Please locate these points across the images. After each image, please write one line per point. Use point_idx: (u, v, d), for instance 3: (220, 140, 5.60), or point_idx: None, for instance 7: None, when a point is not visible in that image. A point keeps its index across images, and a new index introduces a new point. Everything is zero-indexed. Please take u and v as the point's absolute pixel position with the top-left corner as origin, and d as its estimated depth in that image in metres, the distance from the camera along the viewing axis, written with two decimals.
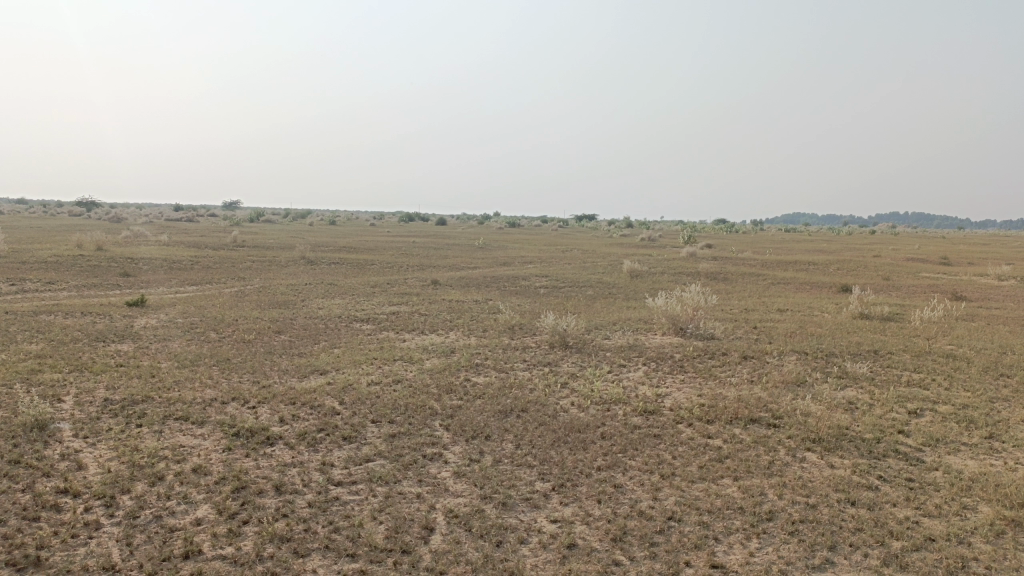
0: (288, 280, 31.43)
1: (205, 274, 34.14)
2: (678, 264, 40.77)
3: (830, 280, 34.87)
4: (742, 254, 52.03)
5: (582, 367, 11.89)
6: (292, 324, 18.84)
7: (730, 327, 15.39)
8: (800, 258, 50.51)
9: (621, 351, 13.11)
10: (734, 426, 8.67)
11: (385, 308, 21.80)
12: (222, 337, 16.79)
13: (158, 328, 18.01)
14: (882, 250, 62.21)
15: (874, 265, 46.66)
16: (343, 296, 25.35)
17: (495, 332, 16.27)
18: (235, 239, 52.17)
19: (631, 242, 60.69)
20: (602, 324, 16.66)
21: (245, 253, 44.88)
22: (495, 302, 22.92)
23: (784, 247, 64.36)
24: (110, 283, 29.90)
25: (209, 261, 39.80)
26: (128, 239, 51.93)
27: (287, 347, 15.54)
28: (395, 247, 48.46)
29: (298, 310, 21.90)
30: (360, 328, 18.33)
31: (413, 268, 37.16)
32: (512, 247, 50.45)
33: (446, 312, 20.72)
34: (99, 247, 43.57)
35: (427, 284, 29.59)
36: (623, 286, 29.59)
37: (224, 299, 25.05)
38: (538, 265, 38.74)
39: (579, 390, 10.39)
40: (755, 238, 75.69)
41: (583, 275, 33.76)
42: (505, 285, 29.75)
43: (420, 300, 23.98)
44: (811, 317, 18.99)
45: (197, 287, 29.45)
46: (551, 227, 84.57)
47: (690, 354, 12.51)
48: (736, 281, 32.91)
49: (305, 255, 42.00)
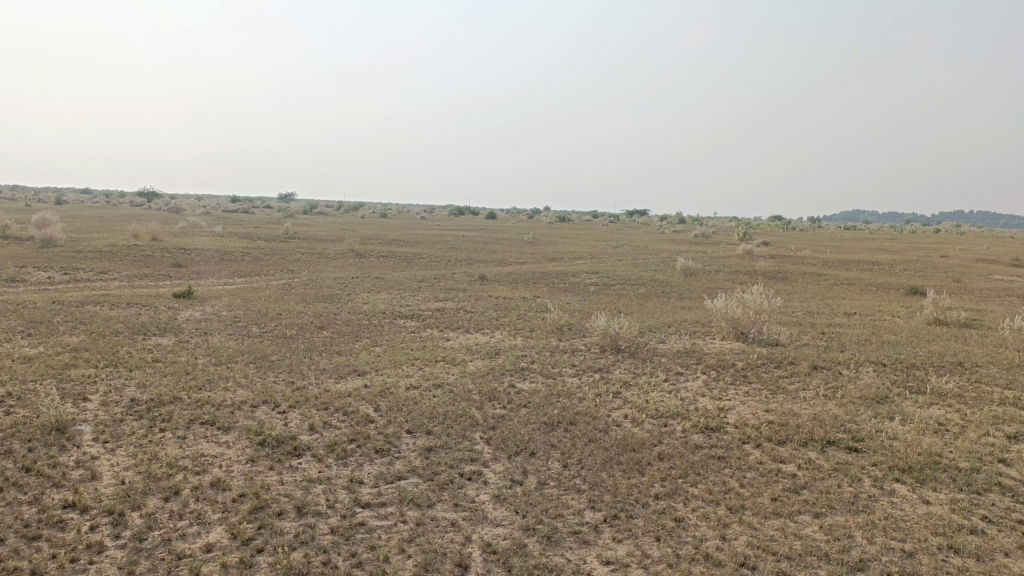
0: (336, 273, 31.17)
1: (254, 265, 34.17)
2: (734, 262, 39.35)
3: (897, 282, 33.16)
4: (801, 252, 50.27)
5: (636, 374, 11.05)
6: (335, 319, 18.38)
7: (796, 333, 14.35)
8: (863, 258, 48.44)
9: (677, 357, 12.22)
10: (808, 449, 7.75)
11: (430, 304, 21.23)
12: (263, 332, 16.39)
13: (200, 321, 17.73)
14: (950, 250, 59.43)
15: (943, 266, 44.44)
16: (389, 291, 24.89)
17: (544, 333, 15.52)
18: (286, 230, 52.48)
19: (685, 239, 59.19)
20: (657, 326, 15.76)
21: (295, 244, 44.97)
22: (544, 300, 22.15)
23: (845, 245, 62.06)
24: (160, 273, 30.05)
25: (259, 252, 39.94)
26: (183, 229, 52.64)
27: (328, 344, 15.05)
28: (444, 241, 48.02)
29: (343, 304, 21.48)
30: (404, 325, 17.75)
31: (461, 263, 36.60)
32: (562, 242, 49.61)
33: (493, 309, 20.04)
34: (154, 237, 44.15)
35: (475, 279, 28.97)
36: (678, 285, 28.52)
37: (271, 292, 24.82)
38: (589, 261, 37.82)
39: (633, 401, 9.57)
40: (814, 236, 73.31)
41: (635, 272, 32.73)
42: (555, 282, 28.94)
43: (468, 296, 23.36)
44: (882, 322, 17.76)
45: (245, 278, 29.36)
46: (603, 222, 83.35)
47: (754, 363, 11.56)
48: (796, 281, 31.52)
49: (354, 248, 41.88)
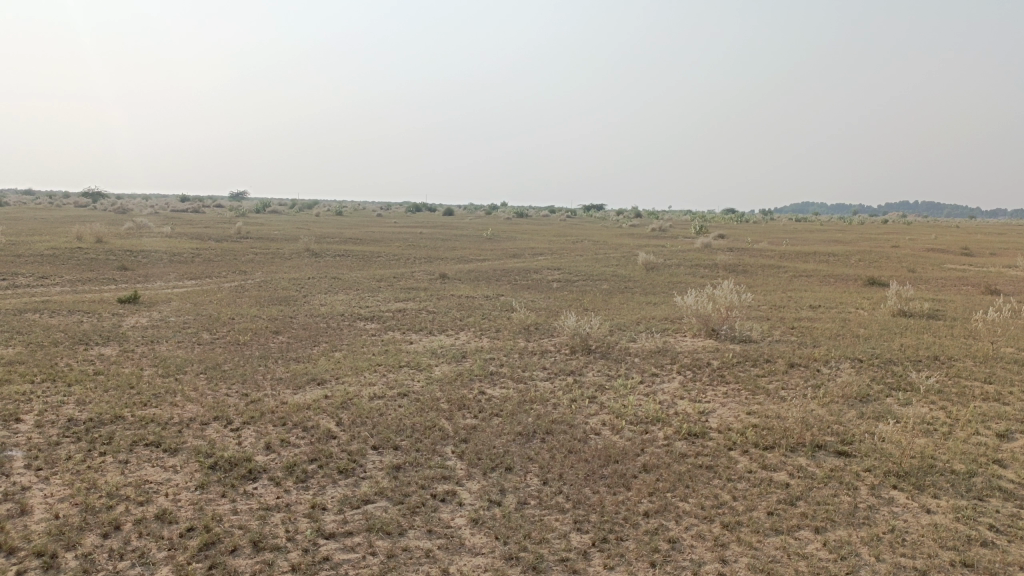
0: (291, 274, 30.22)
1: (205, 267, 33.00)
2: (693, 256, 39.36)
3: (855, 273, 33.42)
4: (758, 244, 50.63)
5: (610, 377, 10.61)
6: (291, 323, 17.62)
7: (767, 329, 14.09)
8: (819, 249, 49.00)
9: (650, 357, 11.83)
10: (798, 455, 7.39)
11: (391, 305, 20.56)
12: (214, 339, 15.57)
13: (147, 328, 16.81)
14: (901, 240, 60.56)
15: (896, 256, 45.13)
16: (347, 292, 24.14)
17: (510, 333, 15.00)
18: (238, 230, 51.08)
19: (643, 233, 59.27)
20: (625, 324, 15.38)
21: (248, 245, 43.73)
22: (507, 298, 21.64)
23: (800, 237, 62.81)
24: (104, 277, 28.77)
25: (210, 253, 38.66)
26: (129, 230, 50.92)
27: (284, 350, 14.32)
28: (402, 239, 47.18)
29: (299, 307, 20.68)
30: (364, 327, 17.08)
31: (420, 261, 35.91)
32: (521, 238, 49.17)
33: (456, 309, 19.47)
34: (99, 240, 42.49)
35: (435, 278, 28.35)
36: (641, 280, 28.28)
37: (223, 295, 23.86)
38: (549, 257, 37.41)
39: (610, 407, 9.11)
40: (769, 228, 74.23)
41: (597, 267, 32.40)
42: (517, 279, 28.45)
43: (429, 295, 22.73)
44: (849, 315, 17.64)
45: (196, 281, 28.27)
46: (561, 217, 83.19)
47: (730, 361, 11.22)
48: (756, 274, 31.54)
49: (309, 247, 40.82)
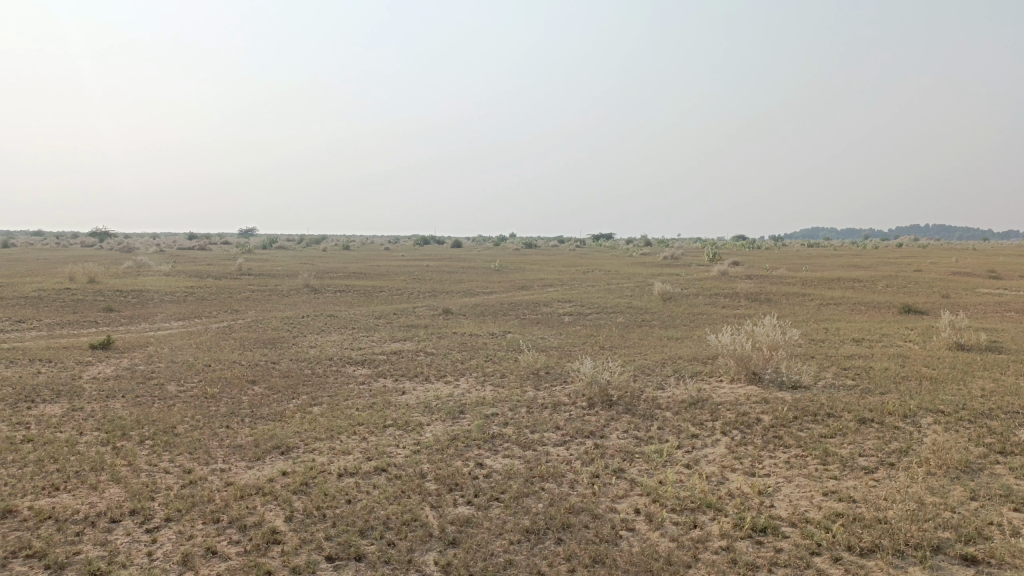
0: (285, 312, 28.38)
1: (197, 306, 31.25)
2: (712, 285, 37.37)
3: (887, 300, 31.35)
4: (777, 271, 48.71)
5: (639, 441, 8.57)
6: (272, 371, 15.68)
7: (818, 373, 12.05)
8: (840, 275, 46.92)
9: (685, 410, 9.82)
10: (910, 565, 5.37)
11: (386, 346, 18.65)
12: (180, 392, 13.62)
13: (108, 381, 14.89)
14: (922, 264, 58.53)
15: (923, 280, 42.98)
16: (342, 331, 22.25)
17: (518, 381, 13.01)
18: (238, 266, 49.59)
19: (655, 261, 57.61)
20: (650, 367, 13.38)
21: (246, 281, 42.07)
22: (515, 337, 19.70)
23: (817, 262, 60.84)
24: (86, 320, 26.99)
25: (205, 291, 36.94)
26: (128, 269, 49.50)
27: (255, 405, 12.34)
28: (407, 272, 45.49)
29: (285, 350, 18.76)
30: (353, 374, 15.13)
31: (424, 296, 34.04)
32: (530, 269, 47.36)
33: (458, 350, 17.52)
34: (92, 280, 40.83)
35: (438, 313, 26.50)
36: (659, 312, 26.28)
37: (207, 337, 22.01)
38: (560, 289, 35.58)
39: (643, 486, 7.09)
40: (784, 254, 72.35)
41: (610, 299, 30.51)
42: (525, 313, 26.48)
43: (430, 334, 20.79)
44: (901, 350, 15.61)
45: (183, 322, 26.45)
46: (570, 246, 81.47)
47: (784, 416, 9.19)
48: (781, 303, 29.56)
49: (309, 283, 39.11)
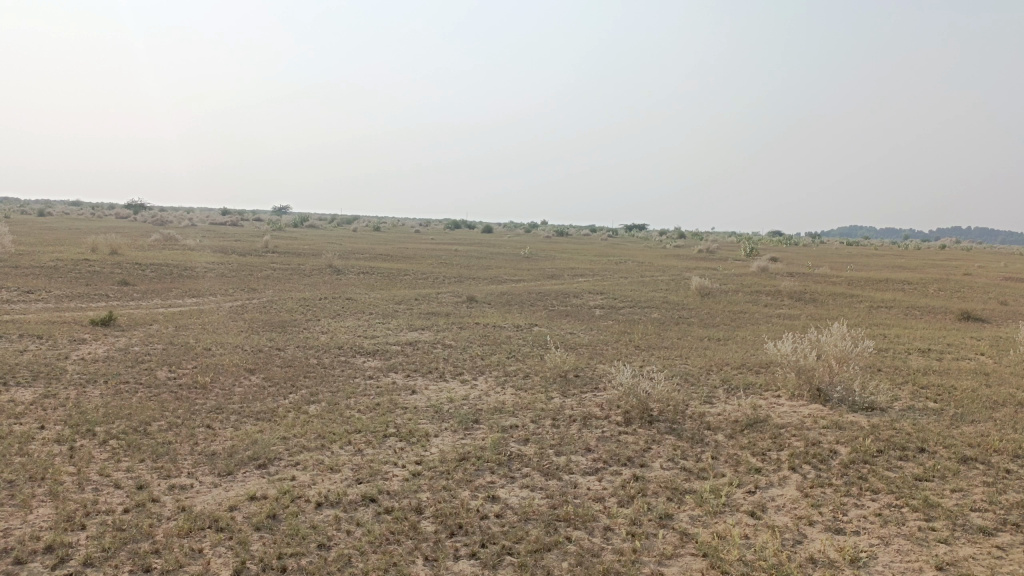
0: (304, 294, 27.08)
1: (215, 283, 30.16)
2: (752, 281, 35.42)
3: (942, 305, 29.32)
4: (819, 269, 46.66)
5: (688, 474, 6.99)
6: (275, 359, 14.29)
7: (892, 393, 10.34)
8: (887, 275, 44.64)
9: (742, 435, 8.21)
10: None
11: (402, 335, 17.25)
12: (168, 381, 12.27)
13: (95, 363, 13.61)
14: (971, 267, 55.91)
15: (977, 285, 40.63)
16: (359, 317, 20.91)
17: (543, 384, 11.45)
18: (264, 244, 48.67)
19: (689, 254, 55.68)
20: (695, 374, 11.75)
21: (268, 259, 40.96)
22: (542, 331, 18.14)
23: (860, 261, 58.52)
24: (97, 293, 25.93)
25: (226, 268, 35.87)
26: (154, 242, 48.82)
27: (246, 400, 10.93)
28: (434, 256, 44.09)
29: (294, 335, 17.39)
30: (362, 367, 13.73)
31: (449, 282, 32.58)
32: (561, 258, 45.69)
33: (479, 343, 16.00)
34: (113, 252, 39.96)
35: (463, 301, 25.11)
36: (697, 309, 24.55)
37: (216, 317, 20.73)
38: (591, 279, 34.00)
39: (698, 543, 5.52)
40: (825, 251, 69.77)
41: (644, 292, 28.88)
42: (554, 305, 24.88)
43: (450, 323, 19.35)
44: (979, 366, 13.77)
45: (195, 300, 25.26)
46: (602, 235, 79.65)
47: (866, 450, 7.54)
48: (828, 305, 27.68)
49: (332, 263, 37.90)
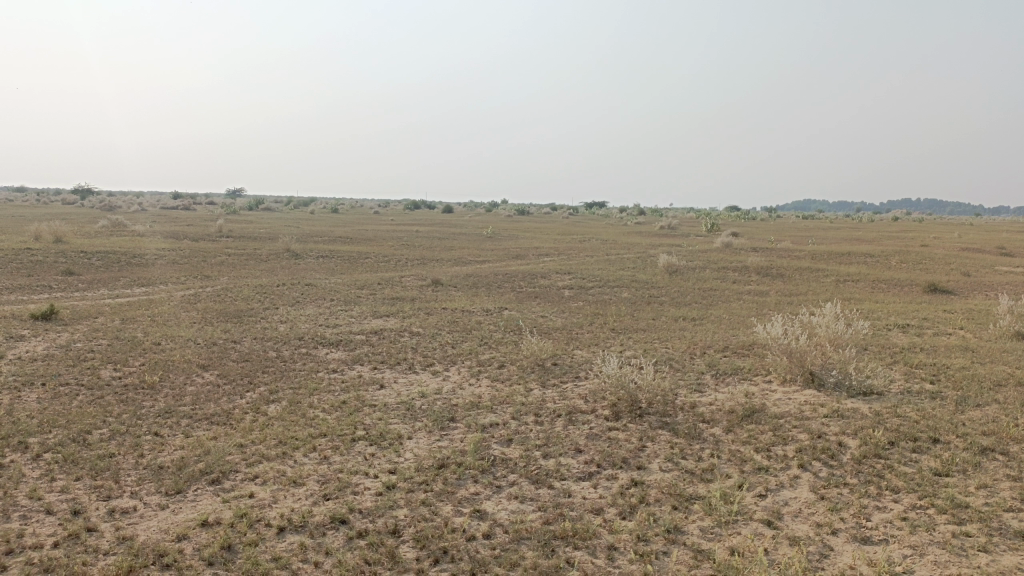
0: (261, 280, 25.93)
1: (167, 270, 28.82)
2: (718, 257, 35.17)
3: (907, 277, 29.38)
4: (782, 243, 46.78)
5: (691, 476, 6.37)
6: (231, 353, 13.34)
7: (887, 375, 9.88)
8: (850, 248, 44.91)
9: (741, 429, 7.62)
10: None
11: (367, 323, 16.43)
12: (112, 381, 11.27)
13: (31, 362, 12.51)
14: (927, 238, 56.71)
15: (937, 256, 41.07)
16: (321, 304, 19.99)
17: (520, 374, 10.77)
18: (219, 228, 47.11)
19: (652, 230, 55.44)
20: (679, 359, 11.16)
21: (223, 244, 39.51)
22: (513, 315, 17.43)
23: (820, 235, 58.96)
24: (39, 284, 24.46)
25: (179, 254, 34.40)
26: (102, 228, 46.82)
27: (198, 401, 10.04)
28: (395, 237, 43.00)
29: (251, 326, 16.41)
30: (325, 359, 12.90)
31: (412, 264, 31.66)
32: (524, 237, 45.02)
33: (448, 330, 15.25)
34: (58, 240, 38.13)
35: (428, 284, 24.30)
36: (667, 287, 24.09)
37: (167, 308, 19.57)
38: (557, 259, 33.41)
39: (716, 563, 4.89)
40: (785, 225, 70.19)
41: (612, 271, 28.37)
42: (522, 287, 24.17)
43: (416, 309, 18.55)
44: (963, 342, 13.45)
45: (145, 290, 23.96)
46: (563, 213, 79.17)
47: (877, 444, 7.00)
48: (797, 280, 27.49)
49: (291, 247, 36.59)
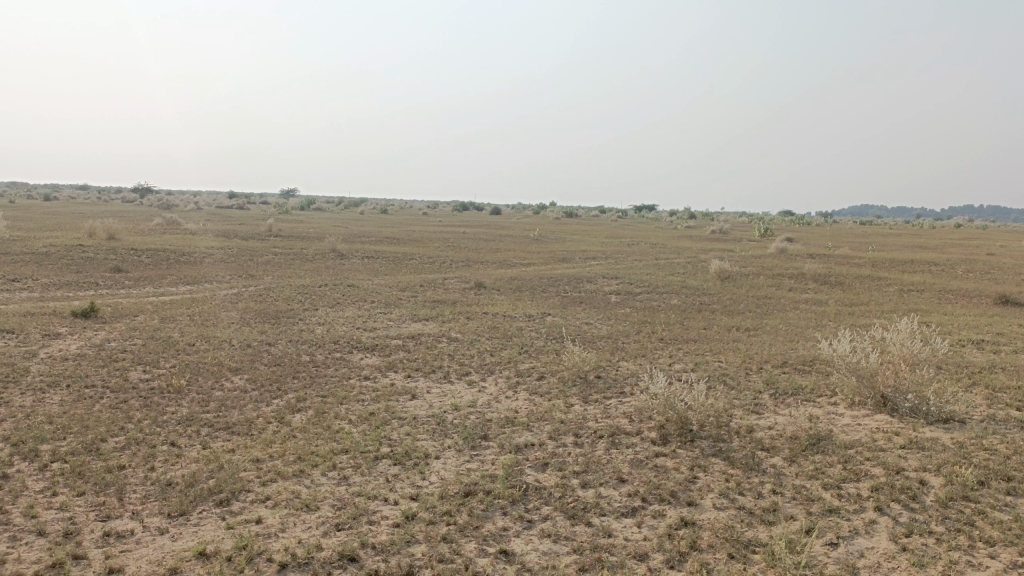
0: (304, 280, 25.70)
1: (212, 269, 28.83)
2: (772, 263, 33.93)
3: (975, 288, 27.82)
4: (839, 249, 45.12)
5: (749, 517, 5.60)
6: (263, 356, 12.92)
7: (968, 399, 8.90)
8: (911, 256, 43.08)
9: (805, 461, 6.81)
10: None
11: (405, 327, 15.90)
12: (138, 384, 10.91)
13: (63, 362, 12.27)
14: (993, 246, 54.21)
15: (1006, 266, 39.08)
16: (361, 306, 19.56)
17: (561, 388, 10.07)
18: (267, 227, 47.40)
19: (701, 234, 54.13)
20: (734, 375, 10.31)
21: (270, 243, 39.62)
22: (557, 321, 16.72)
23: (879, 241, 56.88)
24: (86, 281, 24.59)
25: (226, 252, 34.51)
26: (155, 225, 47.58)
27: (222, 409, 9.58)
28: (441, 238, 42.69)
29: (288, 327, 16.02)
30: (358, 365, 12.37)
31: (457, 266, 31.18)
32: (571, 239, 44.25)
33: (488, 336, 14.63)
34: (110, 236, 38.69)
35: (471, 287, 23.74)
36: (718, 294, 23.11)
37: (207, 308, 19.34)
38: (604, 263, 32.59)
39: None
40: (840, 231, 68.01)
41: (661, 276, 27.47)
42: (567, 291, 23.42)
43: (456, 313, 17.98)
44: None
45: (189, 288, 23.89)
46: (612, 216, 78.14)
47: (966, 483, 6.11)
48: (856, 289, 26.21)
49: (336, 247, 36.50)
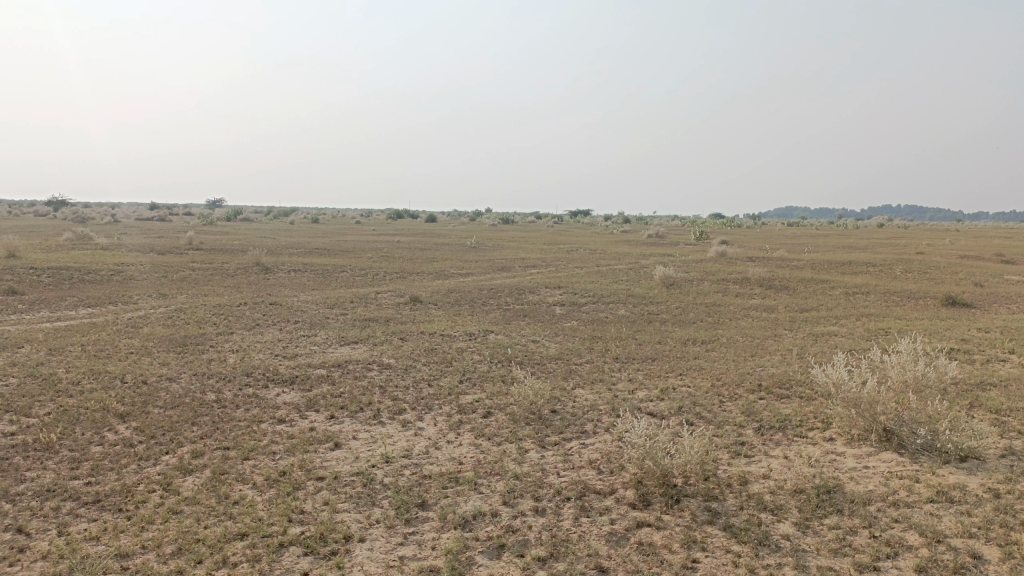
0: (222, 299, 23.55)
1: (121, 288, 26.31)
2: (715, 267, 33.26)
3: (919, 288, 27.53)
4: (777, 252, 45.02)
5: None
6: (161, 397, 11.00)
7: (979, 428, 7.75)
8: (846, 257, 43.27)
9: (822, 527, 5.49)
10: None
11: (331, 353, 14.15)
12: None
13: None
14: (922, 244, 55.10)
15: (939, 264, 39.44)
16: (284, 327, 17.67)
17: (512, 429, 8.55)
18: (187, 240, 44.61)
19: (640, 239, 53.49)
20: (709, 406, 8.98)
21: (190, 258, 37.03)
22: (500, 340, 15.20)
23: (811, 242, 57.47)
24: None
25: (139, 269, 31.87)
26: (63, 241, 44.13)
27: (96, 474, 7.72)
28: (374, 249, 40.82)
29: (196, 357, 14.07)
30: (273, 403, 10.61)
31: (391, 279, 29.39)
32: (510, 247, 42.92)
33: (425, 361, 13.02)
34: (9, 254, 35.43)
35: (406, 302, 22.05)
36: (666, 303, 22.01)
37: (107, 335, 17.11)
38: (545, 271, 31.36)
39: None
40: (773, 232, 68.61)
41: (605, 284, 26.31)
42: (509, 305, 21.92)
43: (389, 333, 16.31)
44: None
45: (91, 312, 21.47)
46: (548, 222, 77.15)
47: None
48: (803, 293, 25.55)
49: (262, 260, 34.24)
